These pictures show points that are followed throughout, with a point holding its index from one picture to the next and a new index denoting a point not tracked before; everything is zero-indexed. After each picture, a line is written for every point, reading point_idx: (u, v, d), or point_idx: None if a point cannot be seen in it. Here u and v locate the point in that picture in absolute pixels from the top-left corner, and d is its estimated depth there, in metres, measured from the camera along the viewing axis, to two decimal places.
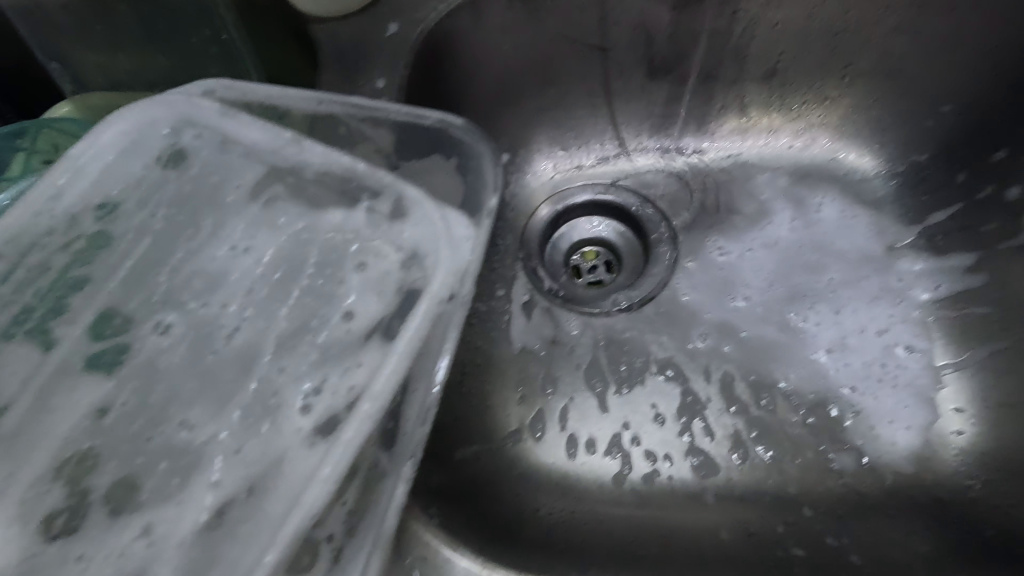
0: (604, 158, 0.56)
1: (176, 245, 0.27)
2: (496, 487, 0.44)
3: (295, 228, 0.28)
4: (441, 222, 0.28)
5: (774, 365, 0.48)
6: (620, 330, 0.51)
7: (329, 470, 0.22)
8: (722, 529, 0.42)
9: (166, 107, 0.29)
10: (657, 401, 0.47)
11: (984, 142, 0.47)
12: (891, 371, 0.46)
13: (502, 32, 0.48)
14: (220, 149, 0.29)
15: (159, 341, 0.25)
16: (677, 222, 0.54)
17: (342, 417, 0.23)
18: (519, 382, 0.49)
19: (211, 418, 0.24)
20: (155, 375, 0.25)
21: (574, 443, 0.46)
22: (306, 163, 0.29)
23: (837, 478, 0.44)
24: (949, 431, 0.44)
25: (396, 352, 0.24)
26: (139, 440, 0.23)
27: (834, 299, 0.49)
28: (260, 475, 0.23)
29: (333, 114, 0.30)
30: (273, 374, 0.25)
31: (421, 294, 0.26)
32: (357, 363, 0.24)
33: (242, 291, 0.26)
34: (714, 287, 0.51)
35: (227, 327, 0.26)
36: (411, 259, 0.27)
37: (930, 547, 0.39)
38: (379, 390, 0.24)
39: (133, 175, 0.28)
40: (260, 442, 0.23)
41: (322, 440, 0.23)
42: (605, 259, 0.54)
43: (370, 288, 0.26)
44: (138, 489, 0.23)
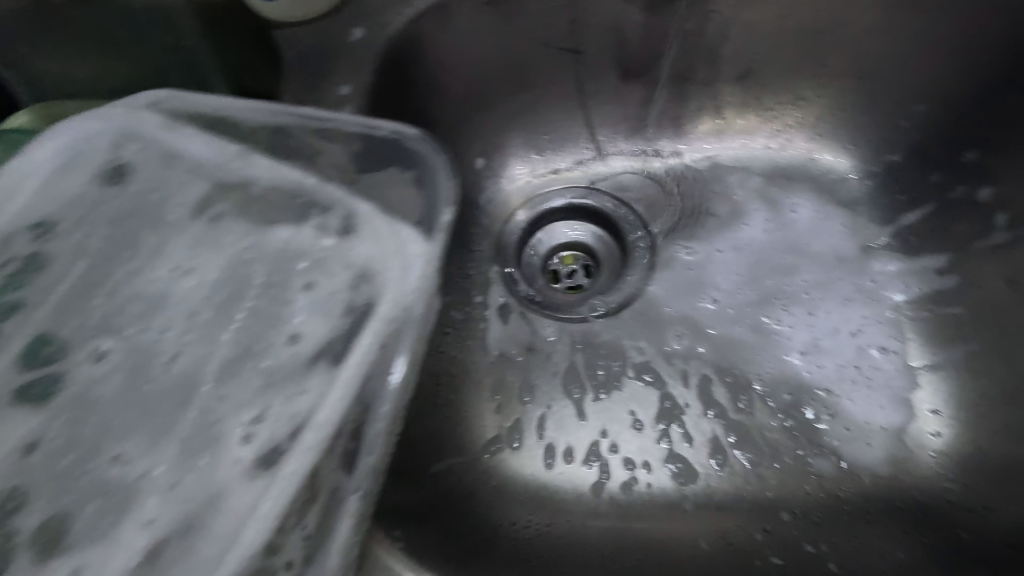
0: (581, 162, 0.55)
1: (117, 266, 0.26)
2: (472, 501, 0.43)
3: (241, 245, 0.27)
4: (391, 236, 0.26)
5: (749, 367, 0.47)
6: (597, 335, 0.50)
7: (270, 506, 0.21)
8: (701, 540, 0.42)
9: (100, 119, 0.27)
10: (636, 407, 0.47)
11: (956, 141, 0.47)
12: (865, 373, 0.46)
13: (470, 38, 0.47)
14: (164, 164, 0.28)
15: (93, 370, 0.24)
16: (655, 225, 0.53)
17: (285, 448, 0.22)
18: (496, 391, 0.48)
19: (146, 451, 0.23)
20: (89, 407, 0.23)
21: (552, 452, 0.46)
22: (252, 178, 0.28)
23: (816, 482, 0.44)
24: (926, 432, 0.44)
25: (342, 380, 0.23)
26: (70, 476, 0.22)
27: (808, 301, 0.49)
28: (198, 512, 0.22)
29: (282, 127, 0.29)
30: (215, 404, 0.23)
31: (370, 314, 0.24)
32: (301, 391, 0.23)
33: (184, 314, 0.25)
34: (685, 287, 0.51)
35: (166, 354, 0.24)
36: (361, 278, 0.26)
37: (908, 553, 0.39)
38: (323, 419, 0.23)
39: (70, 194, 0.26)
40: (198, 476, 0.22)
41: (265, 474, 0.22)
42: (585, 264, 0.54)
43: (316, 309, 0.25)
44: (67, 532, 0.21)
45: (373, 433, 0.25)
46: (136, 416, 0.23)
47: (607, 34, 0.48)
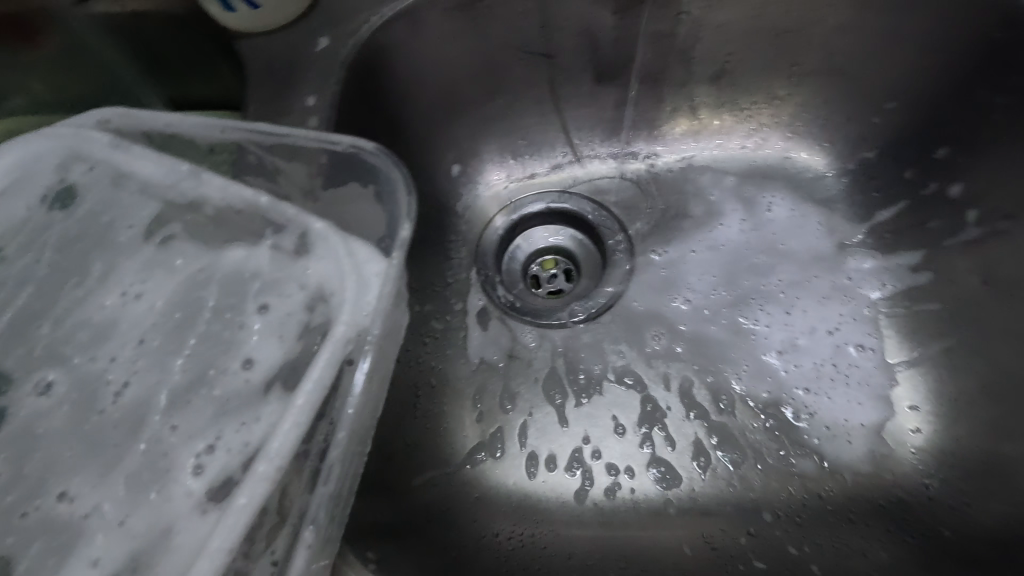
0: (558, 166, 0.55)
1: (63, 292, 0.25)
2: (452, 515, 0.43)
3: (193, 269, 0.26)
4: (346, 255, 0.25)
5: (728, 367, 0.47)
6: (578, 341, 0.49)
7: (217, 544, 0.19)
8: (684, 546, 0.41)
9: (49, 140, 0.27)
10: (617, 412, 0.46)
11: (928, 139, 0.47)
12: (842, 370, 0.46)
13: (440, 44, 0.46)
14: (112, 185, 0.27)
15: (39, 402, 0.23)
16: (633, 227, 0.53)
17: (237, 480, 0.21)
18: (476, 400, 0.47)
19: (91, 487, 0.22)
20: (33, 442, 0.22)
21: (534, 461, 0.45)
22: (206, 198, 0.26)
23: (799, 482, 0.43)
24: (906, 429, 0.44)
25: (295, 407, 0.22)
26: (12, 516, 0.21)
27: (784, 300, 0.49)
28: (144, 548, 0.20)
29: (239, 144, 0.29)
30: (164, 435, 0.22)
31: (325, 337, 0.23)
32: (255, 418, 0.22)
33: (134, 341, 0.24)
34: (657, 286, 0.51)
35: (115, 384, 0.23)
36: (317, 299, 0.25)
37: (890, 554, 0.39)
38: (277, 449, 0.21)
39: (14, 220, 0.26)
40: (149, 510, 0.21)
41: (215, 507, 0.20)
42: (566, 268, 0.53)
43: (272, 331, 0.24)
44: (11, 573, 0.20)
45: (333, 456, 0.24)
46: (83, 451, 0.22)
47: (577, 37, 0.48)
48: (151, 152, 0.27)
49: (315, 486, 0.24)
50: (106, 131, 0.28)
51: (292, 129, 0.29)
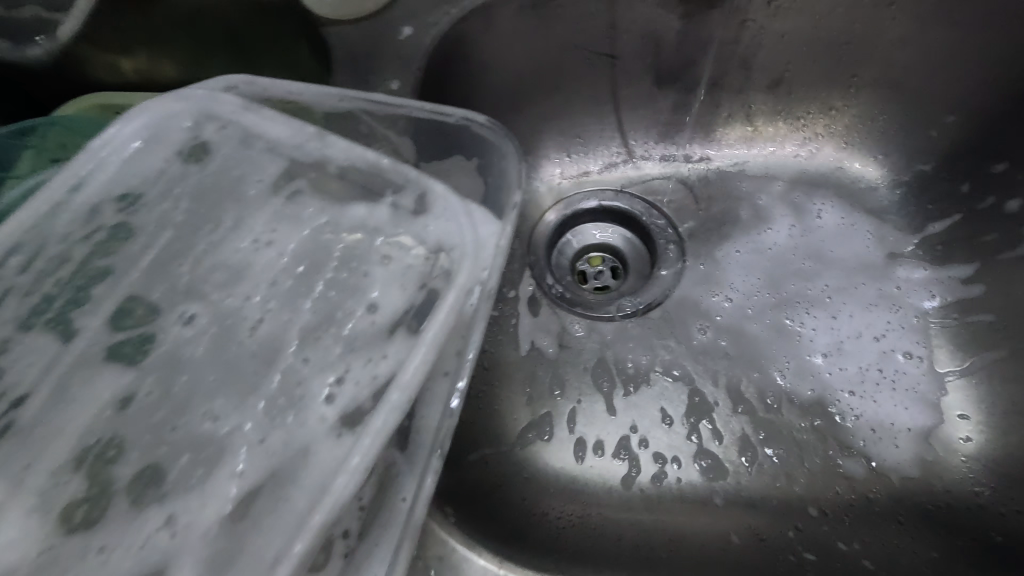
0: (612, 164, 0.56)
1: (199, 237, 0.28)
2: (504, 491, 0.44)
3: (318, 222, 0.29)
4: (463, 219, 0.29)
5: (770, 364, 0.48)
6: (626, 335, 0.51)
7: (358, 461, 0.23)
8: (732, 534, 0.42)
9: (183, 102, 0.31)
10: (665, 404, 0.47)
11: (984, 152, 0.48)
12: (889, 376, 0.46)
13: (512, 37, 0.48)
14: (241, 144, 0.30)
15: (183, 331, 0.26)
16: (684, 226, 0.54)
17: (366, 410, 0.24)
18: (528, 383, 0.49)
19: (234, 408, 0.25)
20: (181, 364, 0.26)
21: (582, 446, 0.46)
22: (330, 158, 0.30)
23: (846, 482, 0.44)
24: (956, 438, 0.44)
25: (424, 344, 0.25)
26: (164, 428, 0.24)
27: (830, 305, 0.49)
28: (284, 463, 0.23)
29: (354, 111, 0.34)
30: (297, 366, 0.25)
31: (447, 289, 0.27)
32: (382, 355, 0.25)
33: (267, 283, 0.27)
34: (702, 276, 0.52)
35: (250, 319, 0.26)
36: (437, 252, 0.28)
37: (940, 553, 0.39)
38: (408, 380, 0.24)
39: (153, 171, 0.29)
40: (285, 433, 0.24)
41: (349, 433, 0.24)
42: (613, 265, 0.55)
43: (394, 281, 0.27)
44: (162, 480, 0.23)
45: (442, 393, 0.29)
46: (221, 376, 0.25)
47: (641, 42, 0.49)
48: (281, 115, 0.31)
49: (401, 439, 0.28)
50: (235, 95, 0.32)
51: (406, 102, 0.34)
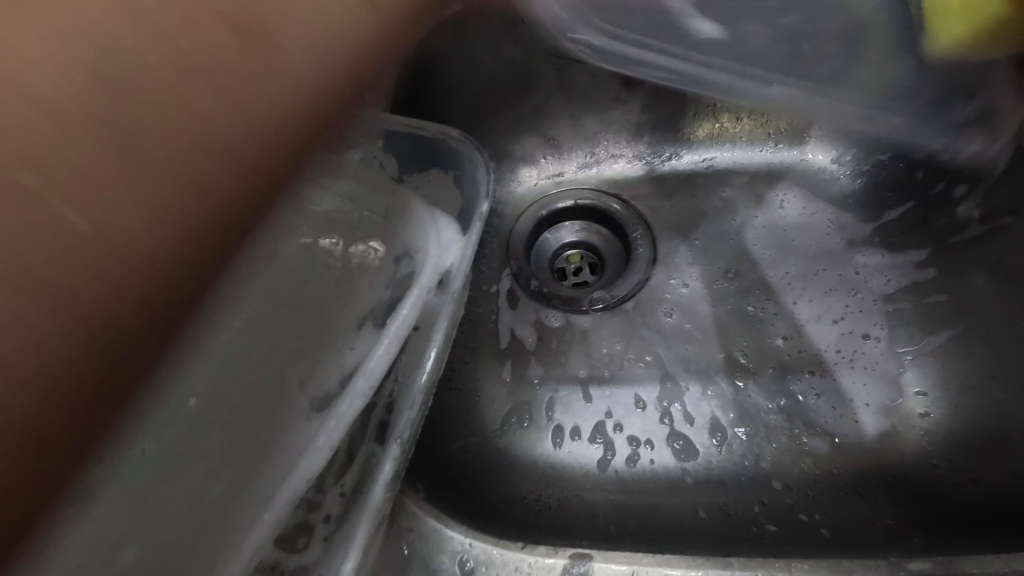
0: (586, 164, 0.58)
1: None
2: (485, 476, 0.46)
3: (294, 230, 0.32)
4: (426, 232, 0.36)
5: (733, 347, 0.50)
6: (597, 329, 0.52)
7: (323, 439, 0.30)
8: (700, 509, 0.44)
9: None
10: (639, 390, 0.50)
11: None
12: (846, 356, 0.49)
13: (482, 46, 0.50)
14: None
15: None
16: (655, 222, 0.56)
17: (335, 396, 0.31)
18: (508, 376, 0.51)
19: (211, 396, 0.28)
20: None
21: (560, 432, 0.49)
22: None
23: (811, 458, 0.46)
24: (913, 413, 0.47)
25: (386, 338, 0.33)
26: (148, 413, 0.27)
27: (791, 291, 0.52)
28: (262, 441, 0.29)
29: None
30: (275, 359, 0.30)
31: (412, 285, 0.34)
32: (352, 346, 0.32)
33: None
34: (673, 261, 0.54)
35: None
36: (403, 256, 0.35)
37: (894, 520, 0.42)
38: (373, 367, 0.32)
39: None
40: (261, 420, 0.29)
41: (318, 415, 0.30)
42: (590, 262, 0.56)
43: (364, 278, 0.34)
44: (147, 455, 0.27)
45: (412, 388, 0.34)
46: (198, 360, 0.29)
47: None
48: None
49: (380, 430, 0.33)
50: None
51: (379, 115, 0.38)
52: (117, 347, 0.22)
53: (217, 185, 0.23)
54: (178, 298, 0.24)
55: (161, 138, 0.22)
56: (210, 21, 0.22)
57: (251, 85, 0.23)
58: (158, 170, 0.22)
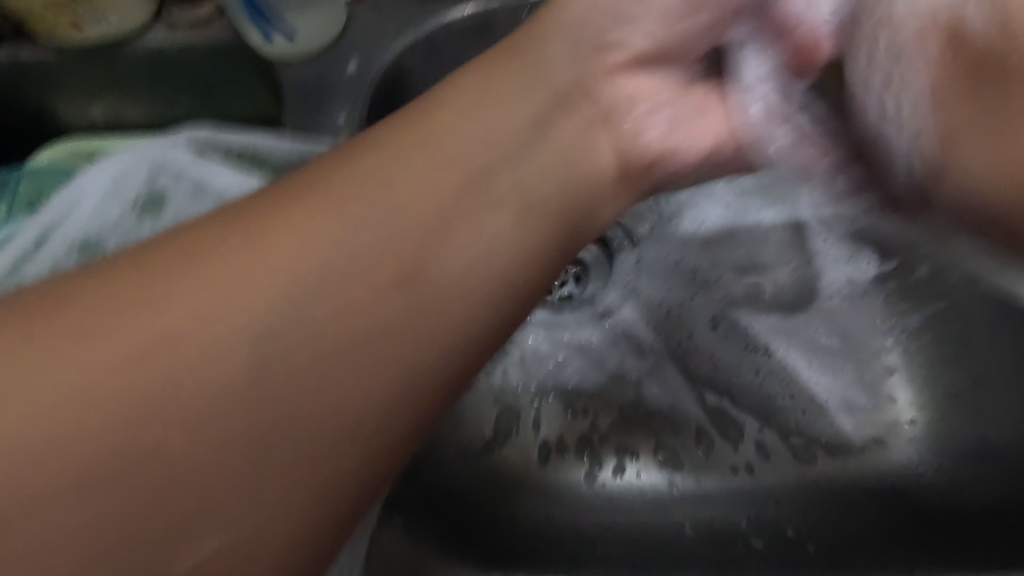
0: None
1: None
2: (468, 497, 0.46)
3: None
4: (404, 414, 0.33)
5: (707, 354, 0.50)
6: (575, 342, 0.51)
7: None
8: (686, 526, 0.44)
9: (143, 155, 0.35)
10: (627, 401, 0.49)
11: None
12: (817, 357, 0.49)
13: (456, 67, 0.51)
14: (192, 195, 0.35)
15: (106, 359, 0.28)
16: (640, 231, 0.52)
17: None
18: (495, 395, 0.50)
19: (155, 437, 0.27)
20: None
21: (547, 448, 0.48)
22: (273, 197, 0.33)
23: (799, 472, 0.46)
24: (900, 420, 0.47)
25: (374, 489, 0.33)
26: None
27: (753, 293, 0.50)
28: None
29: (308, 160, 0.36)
30: None
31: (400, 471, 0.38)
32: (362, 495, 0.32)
33: None
34: (648, 272, 0.52)
35: None
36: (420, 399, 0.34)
37: (881, 533, 0.42)
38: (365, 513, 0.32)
39: (111, 220, 0.34)
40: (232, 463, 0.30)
41: None
42: (576, 274, 0.51)
43: None
44: None
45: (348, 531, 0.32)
46: None
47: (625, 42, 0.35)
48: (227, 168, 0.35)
49: None
50: (188, 148, 0.36)
51: None
52: (284, 551, 0.22)
53: (353, 456, 0.23)
54: (352, 504, 0.23)
55: (300, 401, 0.22)
56: (391, 294, 0.24)
57: (408, 330, 0.24)
58: (317, 421, 0.22)
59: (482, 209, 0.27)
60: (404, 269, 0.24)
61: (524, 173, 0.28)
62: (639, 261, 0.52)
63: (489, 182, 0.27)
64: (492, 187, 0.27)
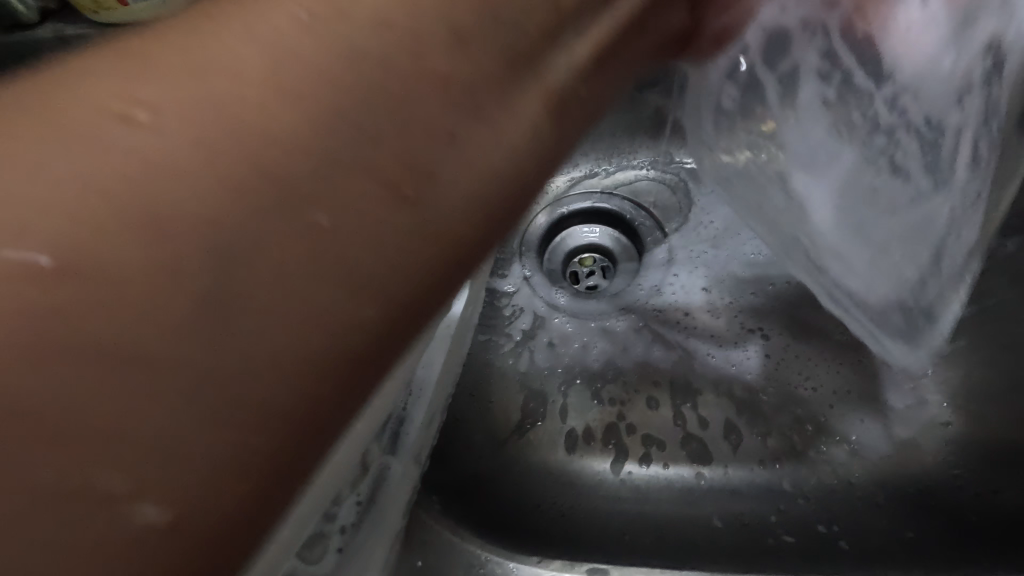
0: (618, 166, 0.49)
1: None
2: (495, 483, 0.46)
3: None
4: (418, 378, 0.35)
5: (738, 348, 0.49)
6: (604, 334, 0.50)
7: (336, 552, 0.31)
8: (715, 518, 0.43)
9: None
10: (655, 392, 0.49)
11: None
12: (853, 360, 0.47)
13: None
14: None
15: None
16: (672, 225, 0.49)
17: (362, 517, 0.31)
18: (523, 384, 0.50)
19: None
20: None
21: (573, 438, 0.48)
22: None
23: (829, 468, 0.46)
24: (936, 420, 0.46)
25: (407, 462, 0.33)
26: None
27: (789, 293, 0.48)
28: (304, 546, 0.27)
29: None
30: None
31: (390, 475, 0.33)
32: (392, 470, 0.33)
33: None
34: (689, 265, 0.49)
35: None
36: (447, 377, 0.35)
37: (917, 533, 0.41)
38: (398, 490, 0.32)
39: None
40: None
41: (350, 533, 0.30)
42: (603, 266, 0.50)
43: (418, 429, 0.34)
44: None
45: (380, 505, 0.32)
46: None
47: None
48: None
49: (351, 523, 0.31)
50: None
51: None
52: (274, 472, 0.15)
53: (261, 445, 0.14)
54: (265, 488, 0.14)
55: None
56: (376, 194, 0.15)
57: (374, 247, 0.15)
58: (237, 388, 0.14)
59: (474, 113, 0.17)
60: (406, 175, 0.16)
61: (574, 59, 0.21)
62: (669, 255, 0.50)
63: (490, 91, 0.17)
64: (518, 89, 0.18)
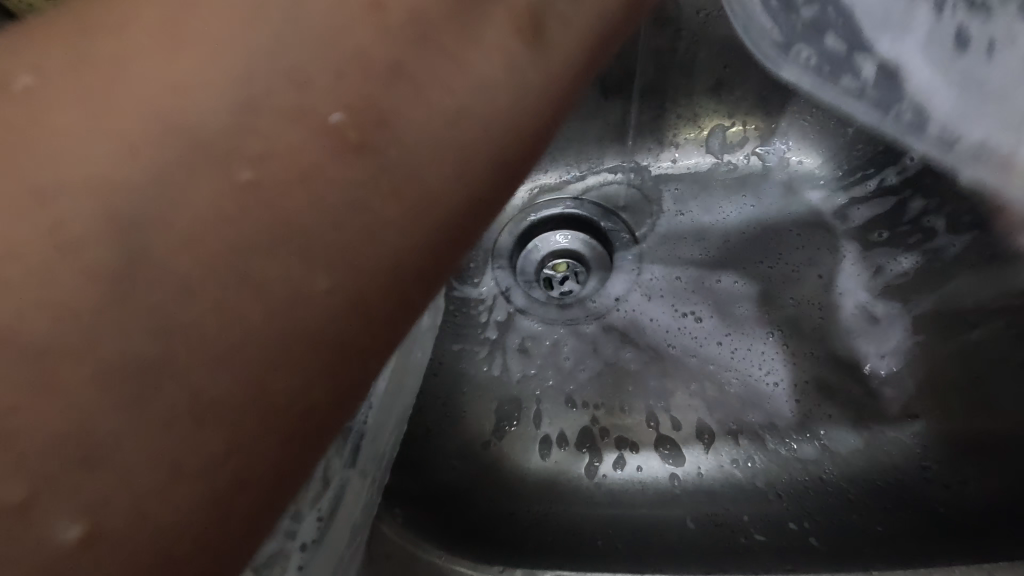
0: (585, 175, 0.52)
1: None
2: (468, 491, 0.46)
3: None
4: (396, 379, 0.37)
5: (708, 347, 0.49)
6: (575, 336, 0.50)
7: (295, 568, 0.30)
8: (687, 520, 0.44)
9: None
10: (626, 394, 0.49)
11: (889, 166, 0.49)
12: (818, 355, 0.48)
13: None
14: None
15: None
16: (639, 229, 0.52)
17: (324, 531, 0.31)
18: (493, 390, 0.50)
19: None
20: None
21: (547, 443, 0.48)
22: None
23: (797, 464, 0.46)
24: (904, 414, 0.46)
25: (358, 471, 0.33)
26: None
27: (757, 292, 0.50)
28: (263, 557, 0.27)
29: None
30: None
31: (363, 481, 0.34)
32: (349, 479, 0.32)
33: None
34: (662, 267, 0.51)
35: None
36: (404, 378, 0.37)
37: (887, 526, 0.41)
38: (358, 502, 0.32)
39: None
40: None
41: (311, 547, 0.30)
42: (576, 270, 0.51)
43: (381, 430, 0.34)
44: None
45: (342, 516, 0.32)
46: None
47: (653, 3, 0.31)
48: None
49: (311, 538, 0.30)
50: None
51: None
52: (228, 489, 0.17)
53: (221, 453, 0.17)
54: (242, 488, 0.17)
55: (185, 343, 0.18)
56: (317, 176, 0.17)
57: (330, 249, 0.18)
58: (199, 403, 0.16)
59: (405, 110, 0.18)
60: (354, 123, 0.18)
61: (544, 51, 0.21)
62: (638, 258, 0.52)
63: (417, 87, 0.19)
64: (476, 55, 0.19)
